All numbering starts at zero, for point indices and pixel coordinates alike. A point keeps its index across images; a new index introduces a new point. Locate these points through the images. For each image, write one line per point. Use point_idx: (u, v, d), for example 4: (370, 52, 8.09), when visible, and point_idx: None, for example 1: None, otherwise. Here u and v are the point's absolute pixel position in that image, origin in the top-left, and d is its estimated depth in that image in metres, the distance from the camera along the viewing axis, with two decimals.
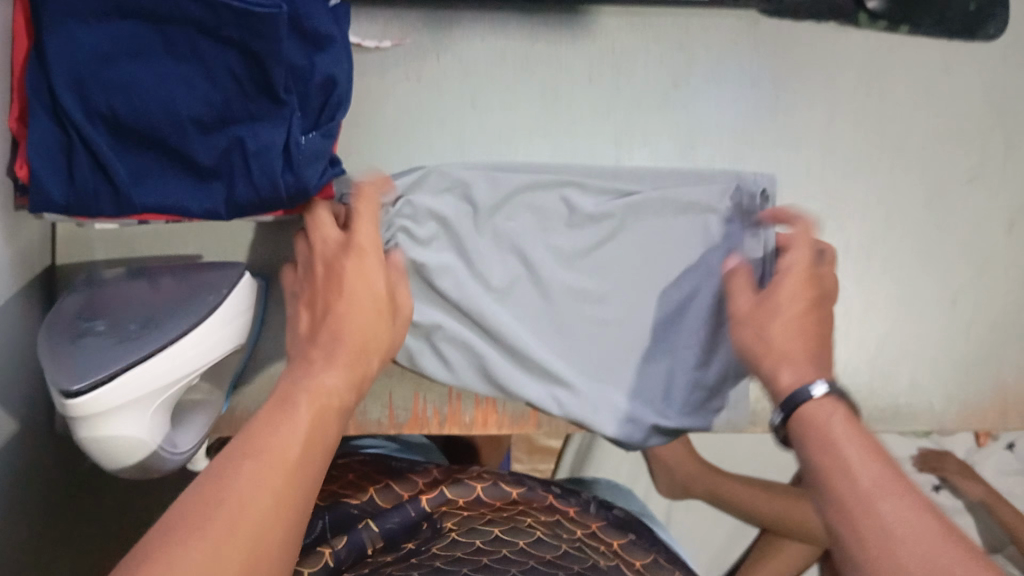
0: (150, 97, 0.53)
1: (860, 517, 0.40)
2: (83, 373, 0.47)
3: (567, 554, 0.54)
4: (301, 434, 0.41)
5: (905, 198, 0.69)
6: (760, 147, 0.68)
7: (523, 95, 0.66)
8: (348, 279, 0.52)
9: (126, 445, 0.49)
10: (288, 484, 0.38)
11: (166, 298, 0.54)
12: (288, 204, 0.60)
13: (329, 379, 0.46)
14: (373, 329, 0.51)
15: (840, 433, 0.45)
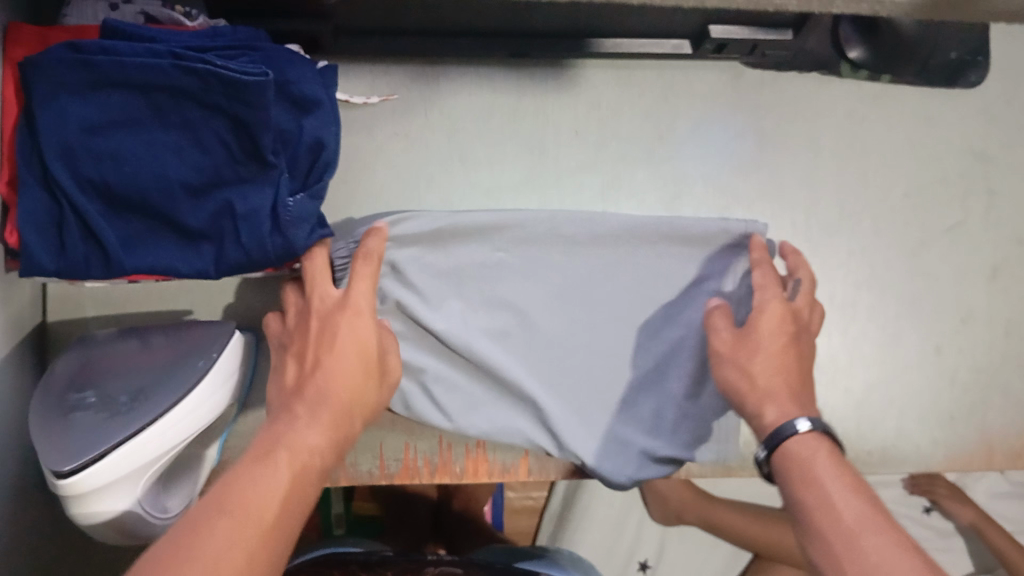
0: (141, 166, 0.54)
1: (843, 554, 0.43)
2: (73, 450, 0.48)
3: None
4: (279, 492, 0.40)
5: (889, 245, 0.69)
6: (747, 195, 0.68)
7: (511, 149, 0.67)
8: (335, 336, 0.53)
9: (114, 517, 0.51)
10: (261, 545, 0.37)
11: (156, 364, 0.55)
12: (278, 263, 0.60)
13: (311, 439, 0.46)
14: (361, 391, 0.52)
15: (824, 474, 0.48)
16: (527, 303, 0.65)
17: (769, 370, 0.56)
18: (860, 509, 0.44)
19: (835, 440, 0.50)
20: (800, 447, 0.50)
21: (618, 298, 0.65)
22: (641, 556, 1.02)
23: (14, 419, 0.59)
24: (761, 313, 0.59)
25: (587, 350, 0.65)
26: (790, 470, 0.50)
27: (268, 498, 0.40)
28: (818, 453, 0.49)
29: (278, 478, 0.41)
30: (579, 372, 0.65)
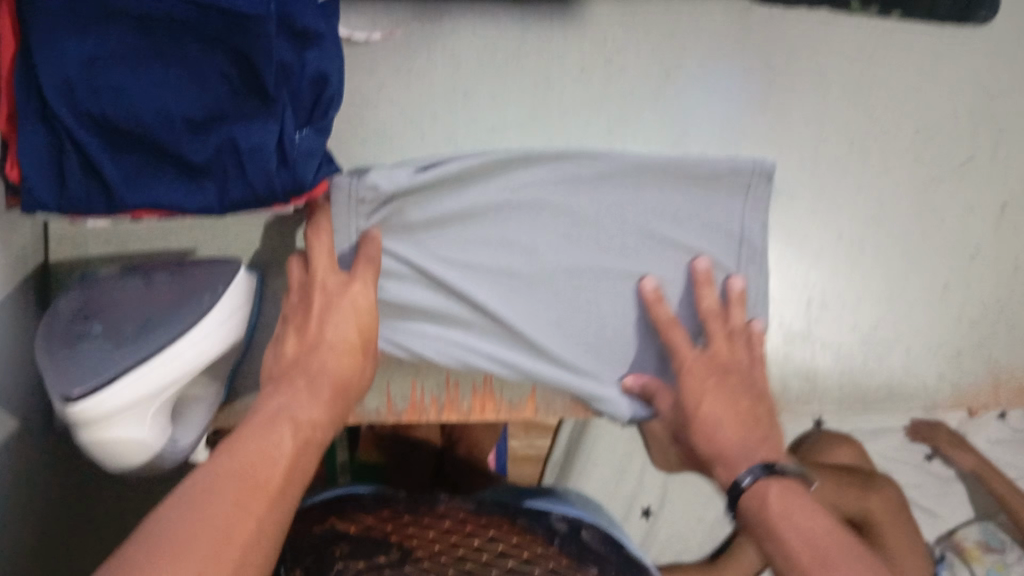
0: (141, 100, 0.53)
1: None
2: (84, 379, 0.48)
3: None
4: (282, 466, 0.44)
5: (898, 186, 0.68)
6: (753, 136, 0.67)
7: (514, 86, 0.66)
8: (337, 318, 0.56)
9: (130, 449, 0.50)
10: (264, 517, 0.42)
11: (161, 300, 0.54)
12: (285, 200, 0.59)
13: (316, 410, 0.50)
14: (354, 376, 0.55)
15: (781, 513, 0.50)
16: (536, 244, 0.65)
17: (721, 394, 0.59)
18: (812, 545, 0.48)
19: (783, 475, 0.53)
20: (753, 495, 0.52)
21: (629, 239, 0.65)
22: (644, 502, 1.04)
23: (19, 360, 0.59)
24: (683, 372, 0.60)
25: (592, 294, 0.66)
26: (746, 512, 0.52)
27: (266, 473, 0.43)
28: (767, 493, 0.52)
29: (276, 453, 0.45)
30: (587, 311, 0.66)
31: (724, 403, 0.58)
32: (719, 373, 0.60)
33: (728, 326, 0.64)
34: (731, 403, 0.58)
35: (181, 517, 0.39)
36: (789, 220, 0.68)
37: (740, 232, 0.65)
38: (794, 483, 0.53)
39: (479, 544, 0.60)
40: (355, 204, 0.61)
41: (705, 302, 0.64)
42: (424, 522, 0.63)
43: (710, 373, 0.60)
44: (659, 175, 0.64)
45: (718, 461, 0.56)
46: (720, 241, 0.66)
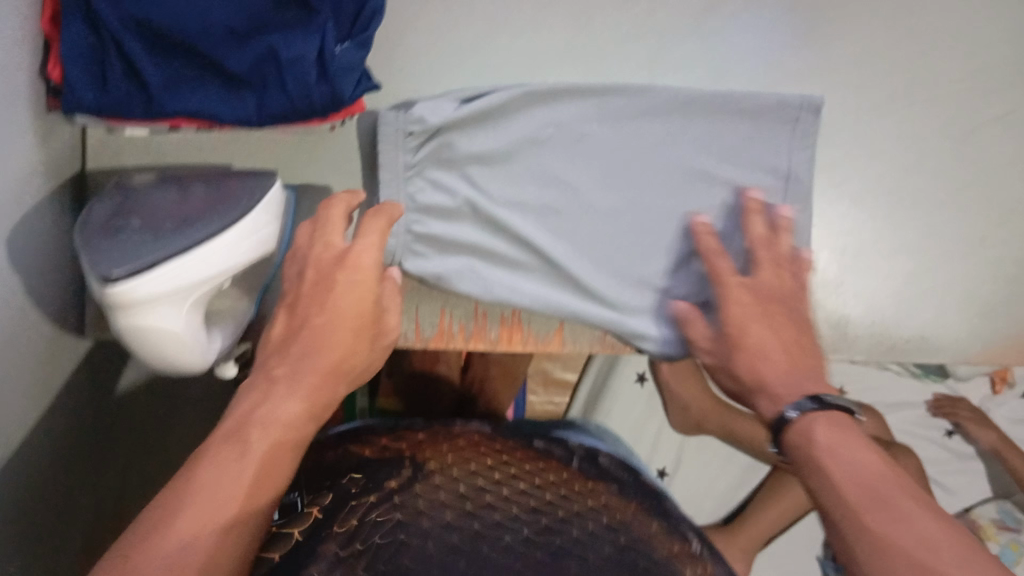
0: (185, 4, 0.53)
1: (858, 517, 0.39)
2: (125, 261, 0.47)
3: (551, 503, 0.55)
4: (252, 478, 0.38)
5: (936, 135, 0.68)
6: (794, 78, 0.67)
7: (556, 15, 0.65)
8: (340, 303, 0.44)
9: (163, 337, 0.50)
10: (225, 541, 0.37)
11: (200, 202, 0.54)
12: (322, 114, 0.59)
13: (291, 407, 0.41)
14: (356, 350, 0.45)
15: (837, 443, 0.43)
16: (575, 176, 0.65)
17: (769, 336, 0.51)
18: (875, 486, 0.40)
19: (833, 407, 0.45)
20: (799, 430, 0.45)
21: (669, 176, 0.65)
22: (659, 465, 1.05)
23: (52, 261, 0.58)
24: (728, 301, 0.54)
25: (638, 231, 0.66)
26: (790, 447, 0.45)
27: (267, 454, 0.39)
28: (812, 428, 0.44)
29: (281, 419, 0.40)
30: (626, 243, 0.66)
31: (770, 333, 0.52)
32: (768, 303, 0.54)
33: (774, 254, 0.58)
34: (795, 330, 0.53)
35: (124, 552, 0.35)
36: (829, 163, 0.68)
37: (789, 171, 0.65)
38: (841, 417, 0.45)
39: (493, 461, 0.60)
40: (403, 137, 0.62)
41: (753, 230, 0.60)
42: (438, 440, 0.63)
43: (756, 305, 0.54)
44: (707, 108, 0.64)
45: (758, 393, 0.50)
46: (767, 178, 0.66)
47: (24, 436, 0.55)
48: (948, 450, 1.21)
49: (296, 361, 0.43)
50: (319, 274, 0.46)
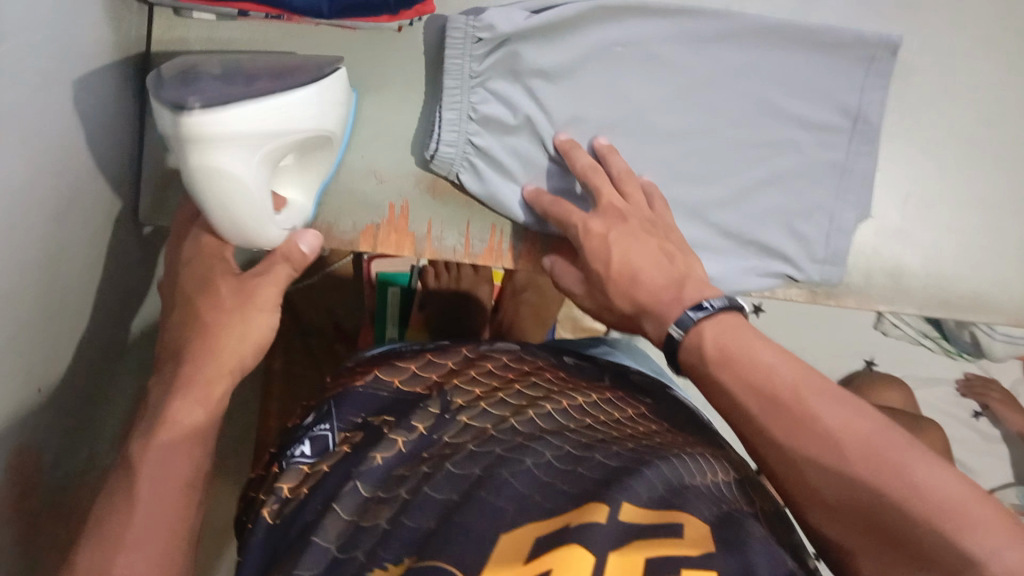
0: None
1: (793, 415, 0.44)
2: (201, 99, 0.48)
3: (585, 426, 0.53)
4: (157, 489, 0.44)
5: (1014, 88, 0.67)
6: (877, 15, 0.65)
7: None
8: (226, 331, 0.50)
9: (233, 184, 0.50)
10: (173, 526, 0.44)
11: (273, 67, 0.55)
12: (392, 10, 0.58)
13: (188, 414, 0.47)
14: (255, 327, 0.51)
15: (749, 346, 0.47)
16: (646, 98, 0.63)
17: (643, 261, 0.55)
18: (852, 434, 0.42)
19: (708, 315, 0.49)
20: (688, 346, 0.49)
21: (741, 105, 0.64)
22: None
23: (111, 137, 0.58)
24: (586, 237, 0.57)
25: (701, 161, 0.64)
26: (688, 364, 0.49)
27: (172, 459, 0.46)
28: (701, 342, 0.48)
29: (187, 421, 0.47)
30: (691, 164, 0.64)
31: (647, 248, 0.56)
32: (615, 224, 0.57)
33: (614, 175, 0.60)
34: (653, 240, 0.56)
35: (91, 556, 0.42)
36: (901, 108, 0.66)
37: (859, 111, 0.65)
38: (728, 318, 0.49)
39: (531, 382, 0.58)
40: (471, 43, 0.59)
41: (615, 168, 0.61)
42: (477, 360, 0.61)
43: (629, 219, 0.57)
44: (787, 41, 0.62)
45: (642, 314, 0.54)
46: (835, 117, 0.65)
47: (70, 308, 0.54)
48: (975, 433, 1.20)
49: (188, 379, 0.49)
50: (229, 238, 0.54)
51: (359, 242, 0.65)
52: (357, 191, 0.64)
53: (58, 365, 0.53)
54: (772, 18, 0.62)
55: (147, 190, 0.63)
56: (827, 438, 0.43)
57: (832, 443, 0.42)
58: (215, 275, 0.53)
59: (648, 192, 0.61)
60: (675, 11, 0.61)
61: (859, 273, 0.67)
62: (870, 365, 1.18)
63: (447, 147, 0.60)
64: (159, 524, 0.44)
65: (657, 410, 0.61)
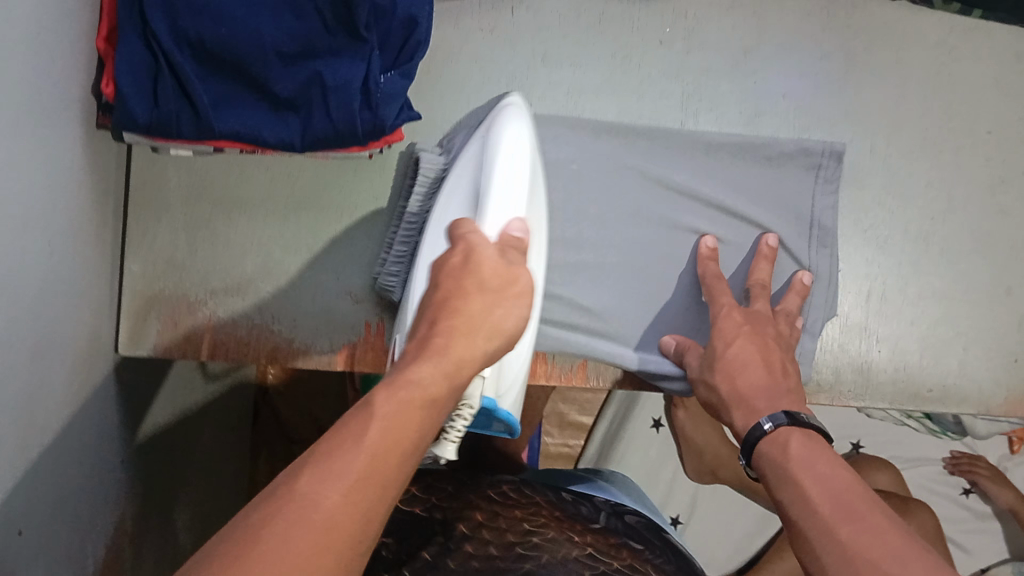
0: (240, 28, 0.55)
1: (835, 523, 0.43)
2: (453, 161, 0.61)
3: (581, 560, 0.60)
4: (371, 442, 0.35)
5: (966, 181, 0.70)
6: (824, 121, 0.69)
7: (593, 53, 0.68)
8: (465, 302, 0.45)
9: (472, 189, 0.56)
10: (368, 484, 0.34)
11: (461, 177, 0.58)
12: (363, 141, 0.61)
13: (417, 375, 0.39)
14: (493, 310, 0.45)
15: (797, 453, 0.50)
16: (606, 215, 0.66)
17: (746, 356, 0.59)
18: (829, 492, 0.46)
19: (805, 423, 0.52)
20: (773, 439, 0.52)
21: (699, 213, 0.68)
22: (673, 512, 1.15)
23: (91, 271, 0.59)
24: (721, 316, 0.62)
25: (665, 271, 0.67)
26: (764, 457, 0.52)
27: (321, 502, 0.32)
28: (788, 441, 0.51)
29: (418, 382, 0.39)
30: (645, 286, 0.67)
31: (754, 354, 0.59)
32: (756, 324, 0.62)
33: (780, 306, 0.65)
34: (760, 351, 0.59)
35: (234, 530, 0.31)
36: (857, 207, 0.69)
37: (812, 217, 0.68)
38: (818, 435, 0.52)
39: (541, 521, 0.66)
40: (429, 184, 0.63)
41: (759, 272, 0.66)
42: (488, 495, 0.70)
43: (745, 325, 0.61)
44: (733, 154, 0.67)
45: (737, 404, 0.57)
46: (788, 220, 0.68)
47: (53, 443, 0.54)
48: (966, 510, 1.20)
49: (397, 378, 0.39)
50: (453, 290, 0.45)
51: (336, 361, 0.66)
52: (337, 310, 0.66)
53: (45, 499, 0.53)
54: (719, 136, 0.68)
55: (130, 321, 0.64)
56: (868, 543, 0.41)
57: (868, 542, 0.41)
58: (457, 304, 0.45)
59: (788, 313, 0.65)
60: (630, 133, 0.67)
61: (828, 370, 0.68)
62: (856, 447, 1.19)
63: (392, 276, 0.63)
64: (314, 536, 0.31)
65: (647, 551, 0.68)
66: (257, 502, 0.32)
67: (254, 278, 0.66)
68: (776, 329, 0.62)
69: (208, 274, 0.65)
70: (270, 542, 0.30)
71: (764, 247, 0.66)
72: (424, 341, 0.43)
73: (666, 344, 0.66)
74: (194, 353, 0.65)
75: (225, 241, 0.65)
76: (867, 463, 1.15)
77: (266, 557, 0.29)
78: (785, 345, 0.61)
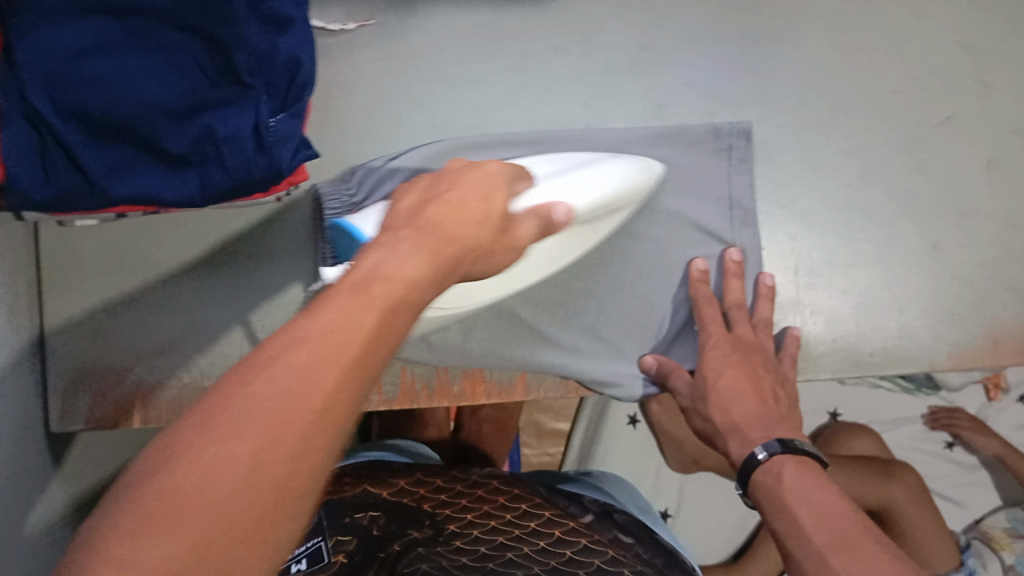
0: (122, 93, 0.53)
1: (838, 555, 0.48)
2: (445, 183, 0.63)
3: (572, 559, 0.61)
4: (357, 327, 0.32)
5: (882, 143, 0.70)
6: (731, 104, 0.69)
7: (492, 66, 0.68)
8: (457, 195, 0.46)
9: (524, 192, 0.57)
10: (353, 369, 0.31)
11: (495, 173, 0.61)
12: (263, 185, 0.60)
13: (410, 266, 0.37)
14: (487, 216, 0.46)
15: (790, 484, 0.54)
16: None
17: (736, 382, 0.62)
18: (829, 524, 0.50)
19: (797, 449, 0.56)
20: (768, 468, 0.56)
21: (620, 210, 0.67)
22: (663, 506, 1.14)
23: (15, 354, 0.59)
24: (709, 346, 0.64)
25: (594, 272, 0.67)
26: (759, 485, 0.56)
27: (298, 399, 0.29)
28: (781, 469, 0.55)
29: (408, 273, 0.36)
30: (578, 301, 0.67)
31: (743, 384, 0.62)
32: (747, 354, 0.64)
33: (755, 318, 0.67)
34: (749, 379, 0.62)
35: (208, 423, 0.28)
36: (775, 184, 0.69)
37: (731, 199, 0.68)
38: (808, 460, 0.56)
39: (534, 519, 0.68)
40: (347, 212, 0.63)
41: (732, 291, 0.66)
42: (482, 495, 0.71)
43: (732, 352, 0.64)
44: (643, 148, 0.67)
45: (732, 433, 0.60)
46: (710, 208, 0.68)
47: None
48: (954, 463, 1.19)
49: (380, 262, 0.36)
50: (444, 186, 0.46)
51: None
52: None
53: None
54: (628, 131, 0.68)
55: (61, 399, 0.64)
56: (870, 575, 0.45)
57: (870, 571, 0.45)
58: (455, 196, 0.46)
59: (733, 315, 0.66)
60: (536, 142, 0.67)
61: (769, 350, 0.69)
62: (834, 416, 1.19)
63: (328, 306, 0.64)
64: (291, 437, 0.28)
65: (637, 548, 0.68)
66: (226, 384, 0.30)
67: (178, 337, 0.65)
68: (761, 352, 0.65)
69: (132, 342, 0.65)
70: (239, 455, 0.28)
71: (733, 261, 0.66)
72: (418, 230, 0.41)
73: (648, 364, 0.67)
74: (128, 421, 0.65)
75: (144, 306, 0.65)
76: (848, 432, 1.15)
77: (224, 472, 0.27)
78: (773, 370, 0.65)
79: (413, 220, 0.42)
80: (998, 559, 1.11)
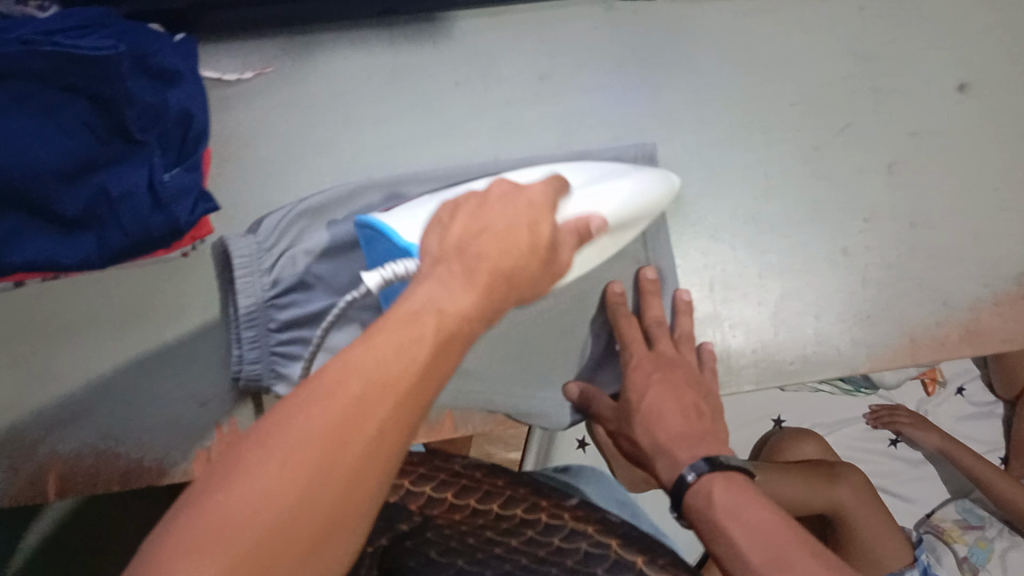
0: (9, 159, 0.50)
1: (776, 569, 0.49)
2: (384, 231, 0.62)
3: (559, 542, 0.60)
4: (395, 376, 0.35)
5: (785, 154, 0.71)
6: (635, 126, 0.70)
7: (394, 104, 0.68)
8: (499, 222, 0.46)
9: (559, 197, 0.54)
10: (394, 410, 0.35)
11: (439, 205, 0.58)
12: (165, 242, 0.57)
13: (462, 302, 0.41)
14: (530, 255, 0.47)
15: (720, 505, 0.54)
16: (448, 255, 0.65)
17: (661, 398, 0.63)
18: (763, 542, 0.50)
19: (725, 466, 0.56)
20: (698, 490, 0.56)
21: None
22: None
23: None
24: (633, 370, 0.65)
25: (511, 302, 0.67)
26: (693, 508, 0.56)
27: (337, 440, 0.33)
28: (711, 488, 0.55)
29: (455, 310, 0.40)
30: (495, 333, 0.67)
31: (670, 403, 0.63)
32: (666, 369, 0.64)
33: (677, 333, 0.67)
34: (676, 398, 0.63)
35: (258, 444, 0.33)
36: (684, 202, 0.70)
37: None
38: (738, 475, 0.56)
39: (516, 499, 0.66)
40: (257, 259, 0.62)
41: (652, 310, 0.66)
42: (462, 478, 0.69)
43: (656, 373, 0.64)
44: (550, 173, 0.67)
45: (661, 455, 0.61)
46: None
47: None
48: (899, 459, 1.19)
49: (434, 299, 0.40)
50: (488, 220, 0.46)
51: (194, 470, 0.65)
52: (182, 419, 0.64)
53: None
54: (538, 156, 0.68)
55: None
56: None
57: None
58: (498, 230, 0.46)
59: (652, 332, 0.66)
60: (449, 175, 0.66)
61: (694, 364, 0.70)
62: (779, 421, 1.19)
63: (250, 364, 0.62)
64: (316, 478, 0.33)
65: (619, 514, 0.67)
66: (287, 405, 0.35)
67: (88, 404, 0.63)
68: (685, 367, 0.65)
69: (40, 412, 0.63)
70: (270, 482, 0.32)
71: (649, 280, 0.67)
72: (464, 260, 0.44)
73: (571, 391, 0.67)
74: (43, 495, 0.63)
75: (52, 374, 0.63)
76: (792, 437, 1.14)
77: (250, 504, 0.32)
78: (698, 386, 0.65)
79: (462, 252, 0.44)
80: (949, 552, 1.12)
